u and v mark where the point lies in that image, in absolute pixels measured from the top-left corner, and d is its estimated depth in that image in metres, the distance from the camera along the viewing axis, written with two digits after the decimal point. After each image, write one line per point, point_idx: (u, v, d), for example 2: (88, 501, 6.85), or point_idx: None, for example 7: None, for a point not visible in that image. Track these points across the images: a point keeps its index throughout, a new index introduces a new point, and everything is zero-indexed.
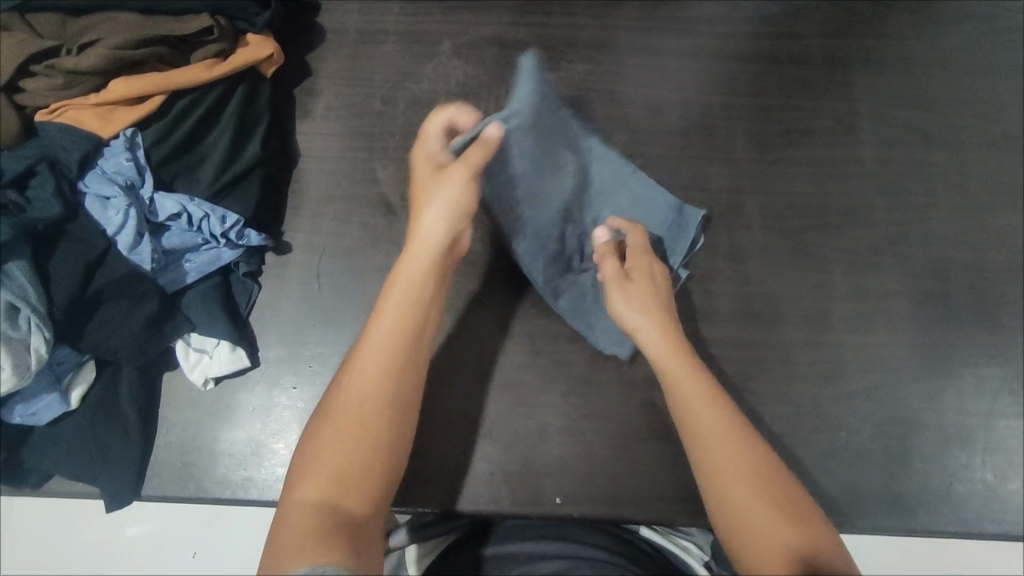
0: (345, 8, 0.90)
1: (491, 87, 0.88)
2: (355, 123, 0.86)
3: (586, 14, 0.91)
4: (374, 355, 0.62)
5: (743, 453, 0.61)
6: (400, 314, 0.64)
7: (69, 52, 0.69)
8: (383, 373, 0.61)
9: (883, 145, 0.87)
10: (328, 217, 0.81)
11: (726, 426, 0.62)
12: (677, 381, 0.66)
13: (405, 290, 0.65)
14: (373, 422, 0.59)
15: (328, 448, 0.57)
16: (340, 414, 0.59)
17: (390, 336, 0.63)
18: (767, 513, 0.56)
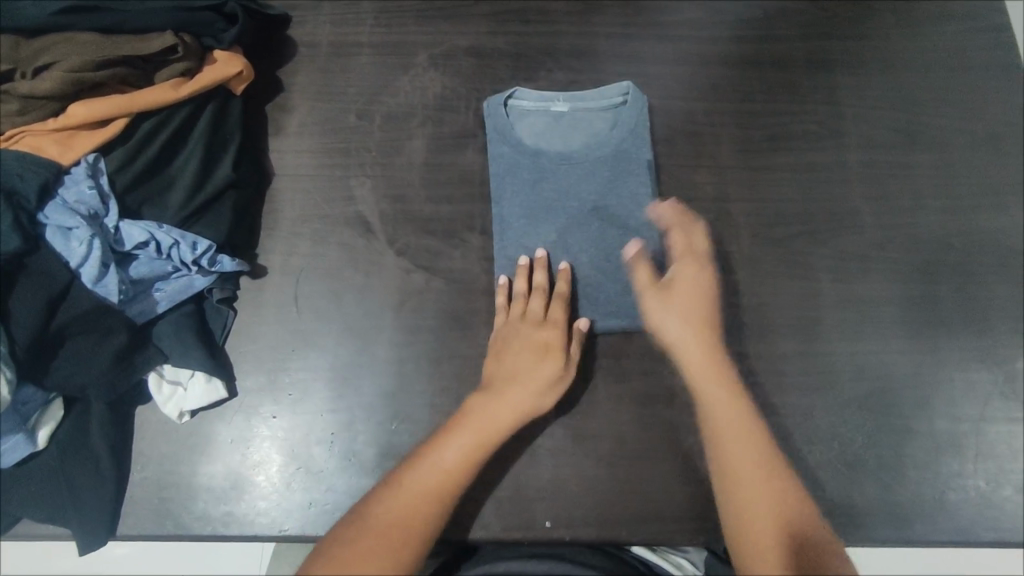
0: (317, 23, 0.89)
1: (469, 98, 0.86)
2: (330, 138, 0.83)
3: (564, 22, 0.90)
4: (424, 480, 0.61)
5: (773, 498, 0.61)
6: (456, 465, 0.63)
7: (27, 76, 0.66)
8: (425, 500, 0.61)
9: (868, 147, 0.86)
10: (304, 238, 0.78)
11: (761, 468, 0.62)
12: (712, 417, 0.66)
13: (470, 433, 0.64)
14: (399, 548, 0.58)
15: (354, 552, 0.57)
16: (367, 527, 0.59)
17: (456, 463, 0.63)
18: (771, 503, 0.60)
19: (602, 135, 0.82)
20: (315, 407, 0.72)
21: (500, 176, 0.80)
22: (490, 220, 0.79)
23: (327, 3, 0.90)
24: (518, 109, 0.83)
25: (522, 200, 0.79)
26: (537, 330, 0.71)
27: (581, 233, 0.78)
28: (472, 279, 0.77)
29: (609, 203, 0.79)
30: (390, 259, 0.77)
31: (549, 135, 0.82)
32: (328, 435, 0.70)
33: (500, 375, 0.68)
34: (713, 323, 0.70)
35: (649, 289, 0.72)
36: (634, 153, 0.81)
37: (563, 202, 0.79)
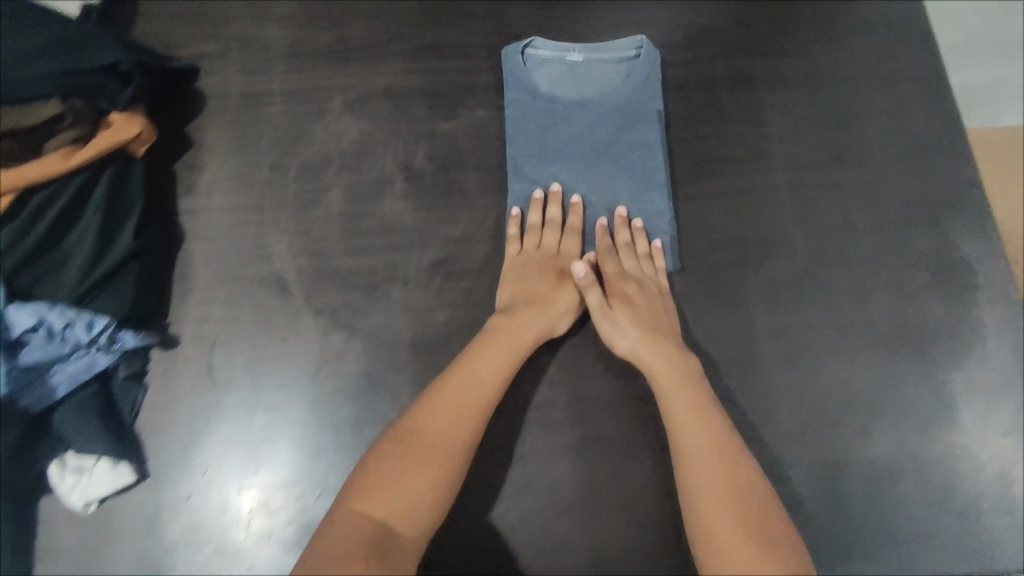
0: (226, 71, 0.85)
1: (386, 143, 0.83)
2: (241, 196, 0.80)
3: (483, 58, 0.88)
4: (468, 388, 0.66)
5: (724, 464, 0.62)
6: (493, 377, 0.68)
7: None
8: (471, 408, 0.65)
9: (797, 168, 0.85)
10: (218, 303, 0.76)
11: (713, 436, 0.64)
12: (665, 391, 0.68)
13: (503, 348, 0.69)
14: (443, 454, 0.62)
15: (396, 469, 0.60)
16: (416, 438, 0.62)
17: (493, 376, 0.68)
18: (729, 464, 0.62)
19: (615, 85, 0.84)
20: (233, 482, 0.70)
21: (514, 121, 0.83)
22: (412, 272, 0.77)
23: (235, 52, 0.86)
24: (535, 58, 0.85)
25: (532, 142, 0.82)
26: (550, 262, 0.76)
27: (586, 174, 0.81)
28: (394, 337, 0.74)
29: (617, 150, 0.82)
30: (309, 320, 0.75)
31: (564, 82, 0.84)
32: (246, 510, 0.69)
33: (520, 297, 0.73)
34: (660, 324, 0.72)
35: (601, 311, 0.72)
36: (645, 104, 0.83)
37: (572, 150, 0.82)
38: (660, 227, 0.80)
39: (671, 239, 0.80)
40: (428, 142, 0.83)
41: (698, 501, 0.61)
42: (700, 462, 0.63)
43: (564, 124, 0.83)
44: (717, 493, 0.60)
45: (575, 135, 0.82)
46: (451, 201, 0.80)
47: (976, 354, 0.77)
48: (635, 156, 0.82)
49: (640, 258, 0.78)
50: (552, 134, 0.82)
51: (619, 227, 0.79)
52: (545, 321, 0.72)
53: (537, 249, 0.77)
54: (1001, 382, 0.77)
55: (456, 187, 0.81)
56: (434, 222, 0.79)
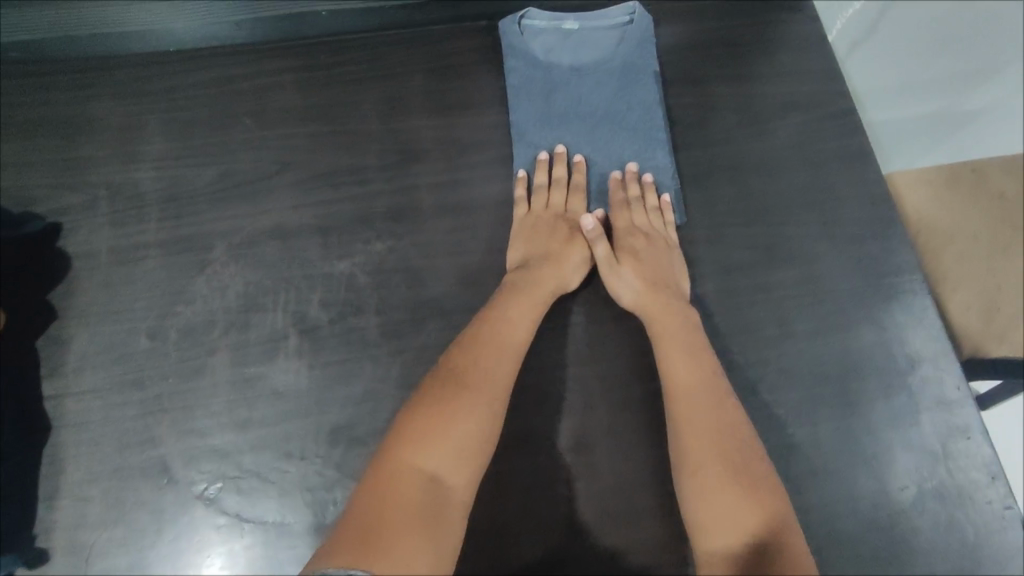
0: (95, 225, 0.78)
1: (277, 292, 0.75)
2: (115, 370, 0.72)
3: (379, 180, 0.81)
4: (501, 340, 0.68)
5: (715, 408, 0.65)
6: (521, 330, 0.70)
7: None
8: (507, 359, 0.67)
9: (727, 272, 0.80)
10: (94, 501, 0.67)
11: (706, 387, 0.67)
12: (662, 335, 0.71)
13: (526, 302, 0.72)
14: (482, 408, 0.63)
15: (444, 421, 0.61)
16: (460, 388, 0.64)
17: (521, 329, 0.70)
18: (719, 416, 0.65)
19: (610, 51, 0.88)
20: None
21: (516, 88, 0.85)
22: (307, 442, 0.69)
23: (106, 200, 0.79)
24: (531, 29, 0.87)
25: (534, 111, 0.85)
26: (558, 224, 0.79)
27: (590, 136, 0.84)
28: (290, 522, 0.67)
29: (618, 111, 0.85)
30: (198, 511, 0.67)
31: (560, 50, 0.88)
32: None
33: (533, 256, 0.76)
34: (663, 278, 0.75)
35: (609, 264, 0.75)
36: (641, 66, 0.87)
37: (576, 111, 0.85)
38: (666, 180, 0.83)
39: (674, 192, 0.82)
40: (324, 287, 0.76)
41: (689, 446, 0.64)
42: (693, 403, 0.66)
43: (564, 89, 0.86)
44: (711, 442, 0.63)
45: (576, 98, 0.86)
46: (352, 353, 0.73)
47: (909, 450, 0.74)
48: (637, 109, 0.85)
49: (651, 211, 0.81)
50: (553, 100, 0.85)
51: (629, 180, 0.82)
52: (561, 275, 0.75)
53: (545, 211, 0.79)
54: (946, 488, 0.73)
55: (356, 335, 0.74)
56: (331, 379, 0.72)
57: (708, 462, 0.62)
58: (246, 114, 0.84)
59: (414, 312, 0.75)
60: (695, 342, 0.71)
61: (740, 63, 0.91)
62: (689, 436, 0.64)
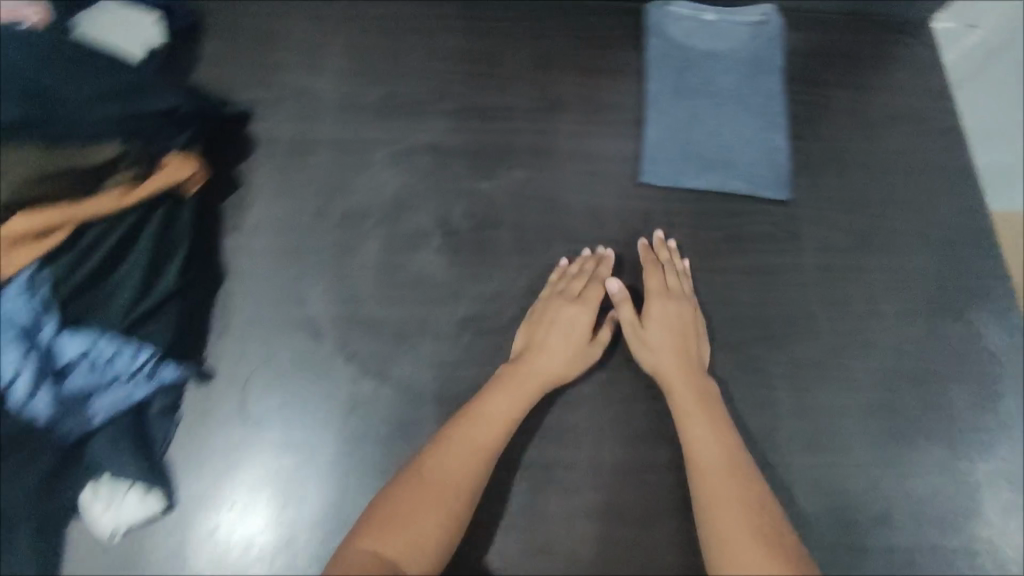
0: (280, 118, 0.90)
1: (428, 199, 0.86)
2: (284, 237, 0.83)
3: (524, 120, 0.92)
4: (474, 435, 0.70)
5: (737, 479, 0.68)
6: (499, 424, 0.71)
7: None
8: (476, 454, 0.69)
9: (826, 250, 0.88)
10: (255, 340, 0.78)
11: (727, 458, 0.69)
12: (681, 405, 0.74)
13: (509, 396, 0.72)
14: (441, 503, 0.65)
15: (404, 508, 0.64)
16: (423, 480, 0.66)
17: (499, 421, 0.71)
18: (739, 482, 0.67)
19: (743, 43, 0.97)
20: (263, 518, 0.72)
21: (655, 63, 0.95)
22: (439, 326, 0.79)
23: (288, 99, 0.91)
24: (674, 14, 0.97)
25: (667, 84, 0.94)
26: (569, 304, 0.78)
27: (716, 113, 0.93)
28: (422, 387, 0.76)
29: (744, 95, 0.94)
30: (340, 366, 0.77)
31: (698, 35, 0.97)
32: (274, 543, 0.71)
33: (531, 342, 0.76)
34: (687, 349, 0.77)
35: (634, 327, 0.79)
36: (768, 61, 0.96)
37: (706, 89, 0.94)
38: (780, 161, 0.91)
39: (785, 173, 0.90)
40: (468, 201, 0.86)
41: (713, 515, 0.66)
42: (714, 476, 0.68)
43: (697, 70, 0.95)
44: (734, 509, 0.65)
45: (707, 79, 0.95)
46: (486, 258, 0.83)
47: (976, 434, 0.81)
48: (761, 97, 0.94)
49: (679, 275, 0.83)
50: (686, 78, 0.95)
51: (658, 246, 0.85)
52: (556, 368, 0.75)
53: (559, 294, 0.79)
54: (1007, 472, 0.80)
55: (491, 245, 0.84)
56: (467, 277, 0.81)
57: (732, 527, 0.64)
58: (414, 47, 0.95)
59: (545, 233, 0.85)
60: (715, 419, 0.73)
61: (857, 70, 0.99)
62: (716, 505, 0.66)
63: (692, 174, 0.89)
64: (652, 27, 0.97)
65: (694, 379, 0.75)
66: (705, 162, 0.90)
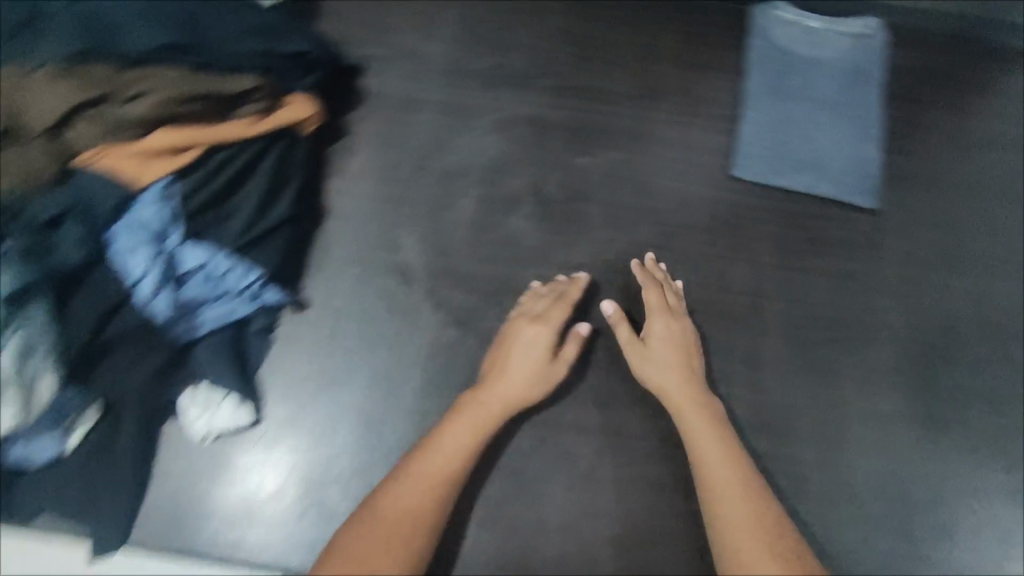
0: (390, 76, 0.94)
1: (524, 168, 0.89)
2: (384, 187, 0.87)
3: (622, 104, 0.94)
4: (432, 466, 0.67)
5: (749, 498, 0.66)
6: (458, 452, 0.69)
7: (74, 114, 0.66)
8: (436, 484, 0.66)
9: (909, 263, 0.88)
10: (350, 278, 0.82)
11: (737, 474, 0.68)
12: (687, 425, 0.72)
13: (469, 424, 0.71)
14: (402, 533, 0.62)
15: (363, 540, 0.61)
16: (381, 514, 0.63)
17: (460, 445, 0.69)
18: (750, 501, 0.66)
19: (843, 52, 0.97)
20: (341, 444, 0.75)
21: (754, 63, 0.96)
22: (526, 289, 0.83)
23: (399, 59, 0.95)
24: (777, 18, 0.98)
25: (765, 85, 0.95)
26: (536, 324, 0.77)
27: (811, 118, 0.94)
28: None
29: (841, 103, 0.95)
30: (427, 312, 0.81)
31: (799, 40, 0.98)
32: (348, 469, 0.74)
33: (501, 359, 0.75)
34: (689, 365, 0.76)
35: (635, 344, 0.78)
36: (868, 72, 0.96)
37: (803, 93, 0.95)
38: (872, 170, 0.91)
39: (875, 183, 0.91)
40: (561, 174, 0.89)
41: (728, 536, 0.64)
42: (725, 497, 0.66)
43: (796, 74, 0.96)
44: (746, 527, 0.63)
45: (805, 84, 0.96)
46: (572, 230, 0.87)
47: None
48: (859, 106, 0.94)
49: (673, 294, 0.82)
50: (784, 81, 0.96)
51: (650, 266, 0.84)
52: (523, 390, 0.73)
53: (526, 316, 0.78)
54: None
55: (580, 218, 0.87)
56: (555, 245, 0.85)
57: (746, 548, 0.62)
58: (522, 22, 0.98)
59: (632, 214, 0.88)
60: (722, 438, 0.71)
61: (963, 90, 0.97)
62: (728, 526, 0.64)
63: (781, 175, 0.91)
64: (755, 27, 0.98)
65: (698, 398, 0.74)
66: (796, 164, 0.91)
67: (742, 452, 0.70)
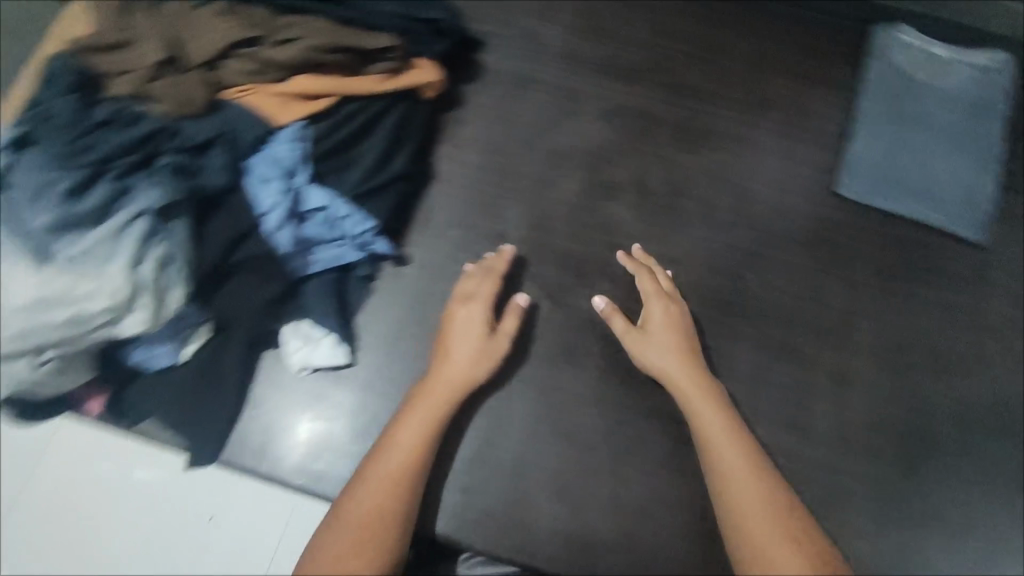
0: (506, 53, 0.96)
1: (629, 159, 0.91)
2: (492, 159, 0.90)
3: (732, 107, 0.94)
4: (390, 463, 0.67)
5: (760, 481, 0.66)
6: (414, 445, 0.68)
7: (231, 50, 0.71)
8: (395, 481, 0.66)
9: (1013, 302, 0.86)
10: (451, 242, 0.84)
11: (745, 457, 0.67)
12: (693, 413, 0.71)
13: (422, 418, 0.70)
14: (370, 539, 0.62)
15: (335, 544, 0.62)
16: (347, 521, 0.63)
17: (414, 438, 0.68)
18: (761, 484, 0.66)
19: (966, 82, 0.94)
20: None
21: (871, 83, 0.94)
22: (619, 275, 0.84)
23: (517, 38, 0.97)
24: (899, 41, 0.96)
25: (880, 106, 0.93)
26: (472, 304, 0.76)
27: (926, 145, 0.92)
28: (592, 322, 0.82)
29: (958, 133, 0.92)
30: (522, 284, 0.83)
31: (920, 65, 0.95)
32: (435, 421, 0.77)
33: (445, 341, 0.75)
34: (690, 349, 0.76)
35: (636, 332, 0.77)
36: (990, 105, 0.94)
37: (920, 119, 0.93)
38: (984, 205, 0.89)
39: (986, 219, 0.89)
40: (665, 170, 0.90)
41: (741, 520, 0.64)
42: (738, 483, 0.66)
43: (914, 99, 0.94)
44: (758, 510, 0.64)
45: (922, 110, 0.93)
46: (670, 225, 0.88)
47: None
48: (976, 139, 0.92)
49: (661, 279, 0.81)
50: (901, 104, 0.93)
51: (640, 257, 0.84)
52: (467, 370, 0.73)
53: (467, 299, 0.77)
54: None
55: (679, 214, 0.88)
56: (650, 237, 0.87)
57: (760, 532, 0.63)
58: (639, 16, 0.99)
59: (731, 217, 0.89)
60: (725, 425, 0.70)
61: None
62: (743, 510, 0.64)
63: (889, 199, 0.89)
64: (878, 44, 0.96)
65: (703, 385, 0.72)
66: (905, 188, 0.90)
67: (748, 436, 0.70)
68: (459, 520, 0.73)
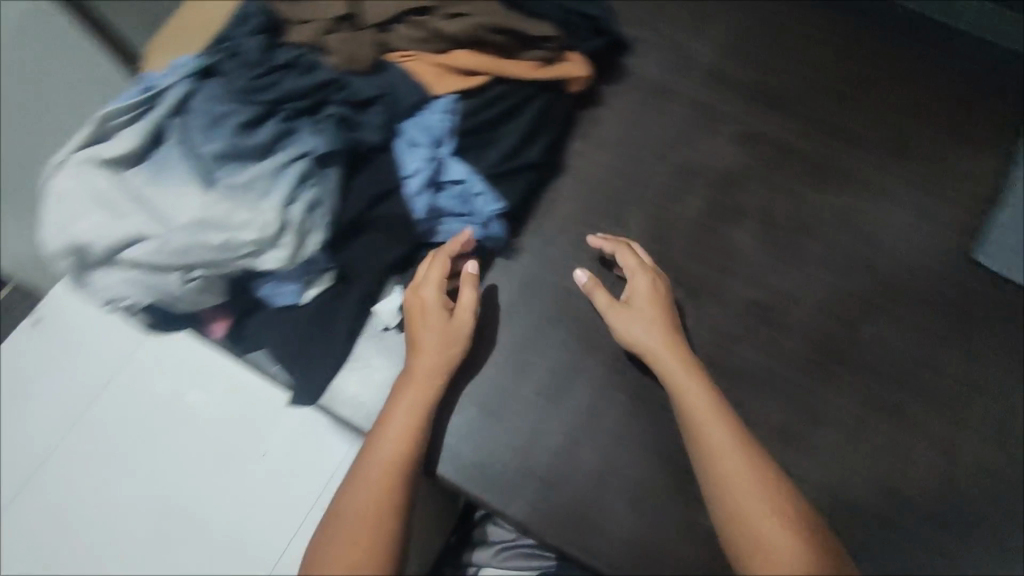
0: (651, 62, 0.96)
1: (759, 186, 0.89)
2: (622, 163, 0.90)
3: (874, 151, 0.91)
4: (380, 453, 0.65)
5: (755, 471, 0.64)
6: (403, 431, 0.66)
7: (403, 19, 0.78)
8: (390, 470, 0.64)
9: None
10: (569, 237, 0.86)
11: (737, 445, 0.65)
12: (684, 409, 0.69)
13: (404, 407, 0.68)
14: (370, 528, 0.60)
15: (340, 539, 0.60)
16: (347, 516, 0.61)
17: (403, 424, 0.67)
18: (756, 477, 0.64)
19: None
20: (528, 385, 0.79)
21: None
22: (730, 302, 0.84)
23: (664, 48, 0.97)
24: None
25: None
26: (431, 290, 0.72)
27: None
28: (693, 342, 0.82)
29: None
30: None
31: None
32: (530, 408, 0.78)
33: (416, 328, 0.71)
34: (672, 330, 0.75)
35: (619, 307, 0.77)
36: None
37: None
38: None
39: None
40: (793, 203, 0.88)
41: (738, 512, 0.62)
42: (735, 476, 0.64)
43: None
44: (754, 502, 0.62)
45: None
46: (790, 260, 0.86)
47: None
48: None
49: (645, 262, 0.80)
50: None
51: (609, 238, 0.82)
52: (444, 347, 0.71)
53: (425, 281, 0.73)
54: None
55: (800, 250, 0.86)
56: (767, 269, 0.85)
57: (759, 526, 0.61)
58: (790, 45, 0.97)
59: (854, 263, 0.86)
60: (717, 424, 0.67)
61: None
62: (742, 504, 0.62)
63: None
64: None
65: (691, 381, 0.71)
66: None
67: (739, 427, 0.67)
68: (535, 509, 0.74)
